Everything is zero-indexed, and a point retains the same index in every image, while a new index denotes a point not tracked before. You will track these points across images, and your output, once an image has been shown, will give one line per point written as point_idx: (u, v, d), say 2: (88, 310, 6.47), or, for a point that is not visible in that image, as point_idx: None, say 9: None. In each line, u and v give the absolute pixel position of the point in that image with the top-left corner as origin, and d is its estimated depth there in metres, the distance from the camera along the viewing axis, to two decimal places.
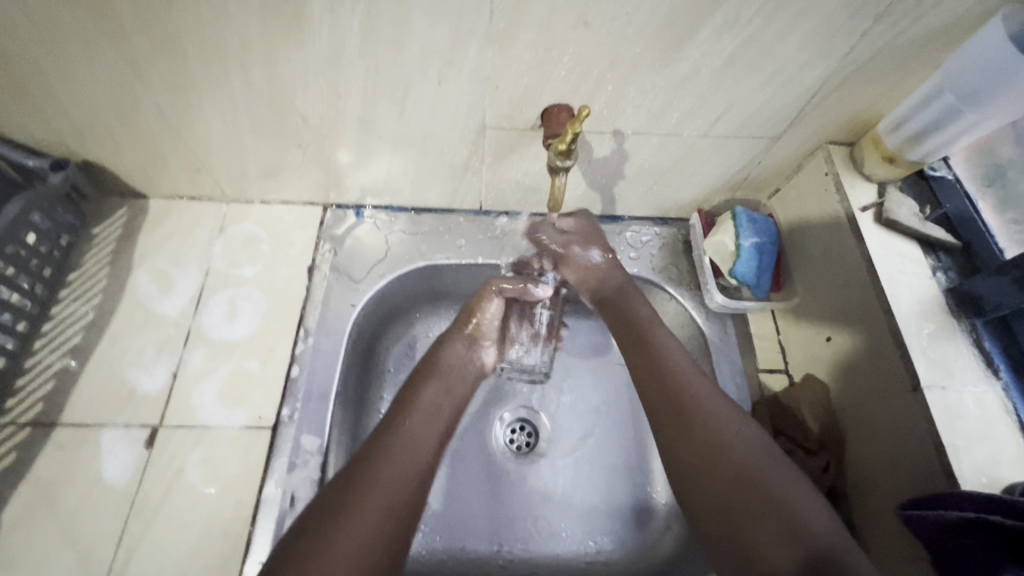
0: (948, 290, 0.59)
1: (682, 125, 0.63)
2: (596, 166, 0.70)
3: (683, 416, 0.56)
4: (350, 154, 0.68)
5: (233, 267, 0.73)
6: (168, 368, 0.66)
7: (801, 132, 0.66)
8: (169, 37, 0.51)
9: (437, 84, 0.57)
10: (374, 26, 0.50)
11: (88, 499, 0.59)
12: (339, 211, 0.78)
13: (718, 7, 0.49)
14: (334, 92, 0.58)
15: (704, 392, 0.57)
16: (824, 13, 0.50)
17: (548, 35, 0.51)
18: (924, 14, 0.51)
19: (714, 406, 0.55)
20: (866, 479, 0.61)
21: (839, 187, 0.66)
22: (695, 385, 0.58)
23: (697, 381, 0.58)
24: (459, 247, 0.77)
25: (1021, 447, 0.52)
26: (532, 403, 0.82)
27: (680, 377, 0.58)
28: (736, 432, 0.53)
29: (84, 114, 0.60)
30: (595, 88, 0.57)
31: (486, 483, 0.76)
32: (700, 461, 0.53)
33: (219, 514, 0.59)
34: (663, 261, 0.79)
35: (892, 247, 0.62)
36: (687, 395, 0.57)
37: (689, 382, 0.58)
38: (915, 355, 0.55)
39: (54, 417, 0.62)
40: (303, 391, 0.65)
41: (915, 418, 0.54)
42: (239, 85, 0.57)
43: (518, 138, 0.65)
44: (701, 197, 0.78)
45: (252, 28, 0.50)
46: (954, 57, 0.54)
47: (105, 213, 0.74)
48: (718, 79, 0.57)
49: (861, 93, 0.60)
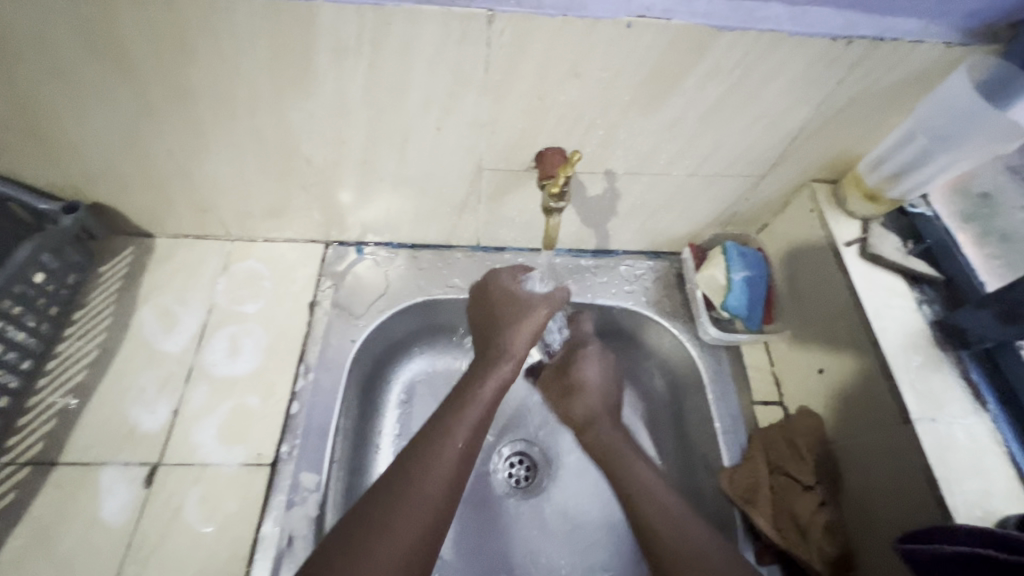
0: (934, 323, 0.61)
1: (670, 166, 0.66)
2: (590, 204, 0.73)
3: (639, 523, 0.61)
4: (352, 194, 0.70)
5: (236, 304, 0.74)
6: (170, 405, 0.66)
7: (787, 170, 0.69)
8: (182, 88, 0.54)
9: (437, 130, 0.60)
10: (376, 79, 0.53)
11: (84, 539, 0.58)
12: (341, 248, 0.80)
13: (698, 60, 0.52)
14: (339, 138, 0.61)
15: (678, 510, 0.60)
16: (800, 65, 0.53)
17: (541, 84, 0.54)
18: (895, 63, 0.54)
19: (692, 541, 0.57)
20: (864, 514, 0.61)
21: (825, 223, 0.69)
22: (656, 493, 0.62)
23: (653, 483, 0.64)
24: (451, 284, 0.79)
25: (1012, 479, 0.53)
26: (531, 436, 0.83)
27: (648, 493, 0.62)
28: (702, 537, 0.57)
29: (98, 159, 0.63)
30: (586, 132, 0.60)
31: (485, 519, 0.76)
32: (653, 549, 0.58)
33: (216, 553, 0.59)
34: (657, 293, 0.81)
35: (878, 282, 0.64)
36: (645, 502, 0.62)
37: (653, 491, 0.62)
38: (903, 388, 0.56)
39: (54, 456, 0.62)
40: (303, 428, 0.66)
41: (907, 449, 0.55)
42: (248, 133, 0.60)
43: (514, 178, 0.67)
44: (693, 232, 0.80)
45: (263, 80, 0.53)
46: (925, 104, 0.58)
47: (112, 253, 0.76)
48: (705, 122, 0.60)
49: (841, 134, 0.63)
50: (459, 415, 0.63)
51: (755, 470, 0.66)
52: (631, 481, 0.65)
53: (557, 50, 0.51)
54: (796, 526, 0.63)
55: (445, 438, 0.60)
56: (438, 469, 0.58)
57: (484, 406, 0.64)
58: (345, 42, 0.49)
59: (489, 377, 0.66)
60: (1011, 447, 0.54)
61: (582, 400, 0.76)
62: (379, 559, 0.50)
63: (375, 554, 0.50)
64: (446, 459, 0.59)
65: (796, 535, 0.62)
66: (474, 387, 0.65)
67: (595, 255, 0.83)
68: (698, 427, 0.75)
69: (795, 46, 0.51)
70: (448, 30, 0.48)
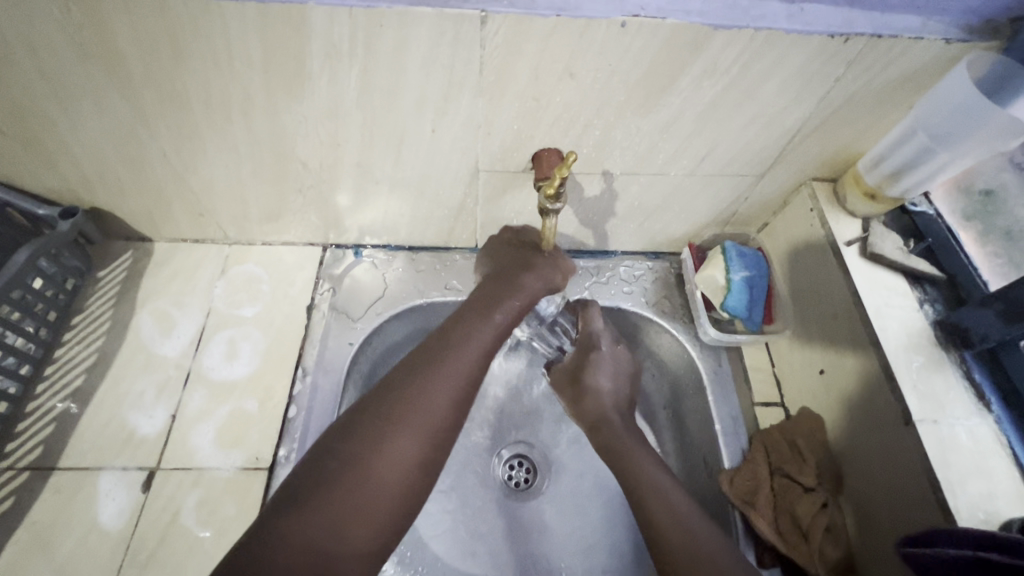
0: (936, 323, 0.60)
1: (667, 166, 0.65)
2: (588, 205, 0.72)
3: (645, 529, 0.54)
4: (349, 197, 0.70)
5: (233, 307, 0.74)
6: (168, 410, 0.66)
7: (786, 168, 0.68)
8: (176, 90, 0.54)
9: (432, 132, 0.59)
10: (370, 81, 0.53)
11: (81, 545, 0.58)
12: (338, 251, 0.80)
13: (693, 61, 0.52)
14: (334, 140, 0.60)
15: (681, 506, 0.55)
16: (796, 63, 0.52)
17: (536, 85, 0.54)
18: (893, 60, 0.53)
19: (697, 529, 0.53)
20: (867, 516, 0.60)
21: (824, 222, 0.68)
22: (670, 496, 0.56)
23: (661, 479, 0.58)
24: (449, 286, 0.78)
25: (1016, 481, 0.52)
26: (530, 438, 0.82)
27: (658, 494, 0.56)
28: (698, 528, 0.53)
29: (95, 163, 0.63)
30: (582, 133, 0.60)
31: (484, 521, 0.76)
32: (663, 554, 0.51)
33: (214, 558, 0.58)
34: (656, 294, 0.80)
35: (878, 281, 0.63)
36: (649, 496, 0.56)
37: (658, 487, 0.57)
38: (905, 389, 0.56)
39: (52, 461, 0.62)
40: (300, 431, 0.66)
41: (910, 452, 0.54)
42: (242, 135, 0.60)
43: (511, 180, 0.67)
44: (692, 232, 0.80)
45: (256, 83, 0.53)
46: (924, 103, 0.57)
47: (110, 257, 0.76)
48: (702, 122, 0.59)
49: (840, 133, 0.62)
50: (485, 318, 0.56)
51: (755, 471, 0.66)
52: (641, 480, 0.58)
53: (551, 51, 0.50)
54: (797, 529, 0.62)
55: (470, 337, 0.53)
56: (459, 369, 0.51)
57: (513, 311, 0.58)
58: (338, 43, 0.49)
59: (518, 289, 0.59)
60: (1015, 448, 0.54)
61: (591, 399, 0.68)
62: (350, 497, 0.42)
63: (346, 489, 0.43)
64: (468, 355, 0.52)
65: (798, 538, 0.61)
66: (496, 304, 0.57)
67: (593, 256, 0.83)
68: (697, 428, 0.74)
69: (791, 44, 0.50)
70: (441, 31, 0.48)
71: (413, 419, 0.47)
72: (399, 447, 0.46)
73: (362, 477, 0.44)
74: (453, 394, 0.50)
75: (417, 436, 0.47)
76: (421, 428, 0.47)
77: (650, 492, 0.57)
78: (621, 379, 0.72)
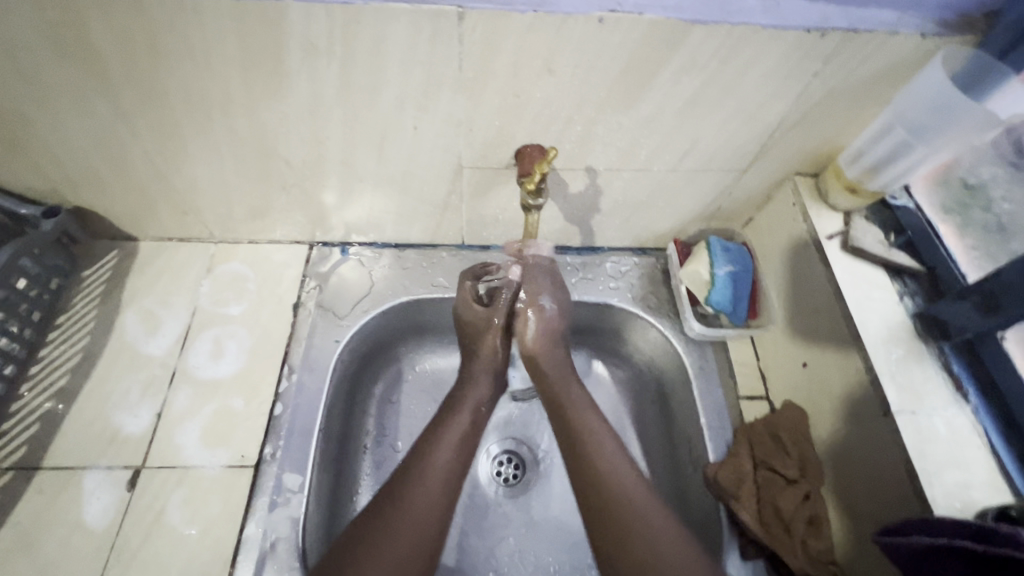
0: (915, 315, 0.61)
1: (651, 161, 0.66)
2: (572, 201, 0.72)
3: (608, 507, 0.55)
4: (334, 195, 0.70)
5: (219, 306, 0.74)
6: (153, 408, 0.66)
7: (768, 164, 0.69)
8: (154, 89, 0.54)
9: (414, 129, 0.59)
10: (350, 78, 0.53)
11: (65, 544, 0.58)
12: (325, 249, 0.80)
13: (671, 57, 0.52)
14: (316, 139, 0.61)
15: (643, 504, 0.55)
16: (774, 58, 0.53)
17: (515, 82, 0.54)
18: (870, 55, 0.53)
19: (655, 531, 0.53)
20: (848, 505, 0.61)
21: (806, 216, 0.69)
22: (625, 483, 0.56)
23: (618, 461, 0.58)
24: (437, 283, 0.79)
25: (992, 470, 0.53)
26: (518, 434, 0.82)
27: (619, 485, 0.56)
28: (667, 535, 0.53)
29: (77, 163, 0.63)
30: (564, 128, 0.60)
31: (473, 517, 0.76)
32: (617, 548, 0.53)
33: (198, 556, 0.59)
34: (643, 289, 0.80)
35: (859, 274, 0.64)
36: (606, 486, 0.56)
37: (615, 473, 0.57)
38: (884, 382, 0.56)
39: (37, 461, 0.62)
40: (286, 428, 0.66)
41: (889, 443, 0.55)
42: (224, 133, 0.59)
43: (494, 176, 0.67)
44: (678, 227, 0.80)
45: (235, 82, 0.53)
46: (902, 97, 0.58)
47: (94, 256, 0.76)
48: (683, 117, 0.59)
49: (821, 127, 0.63)
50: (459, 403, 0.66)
51: (738, 465, 0.66)
52: (597, 469, 0.58)
53: (530, 46, 0.51)
54: (780, 521, 0.62)
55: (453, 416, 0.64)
56: (448, 438, 0.62)
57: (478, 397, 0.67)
58: (315, 41, 0.49)
59: (473, 387, 0.68)
60: (992, 439, 0.54)
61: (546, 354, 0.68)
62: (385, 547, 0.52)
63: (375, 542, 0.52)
64: (456, 427, 0.63)
65: (782, 531, 0.62)
66: (457, 406, 0.66)
67: (580, 253, 0.83)
68: (683, 422, 0.75)
69: (768, 39, 0.51)
70: (418, 28, 0.48)
71: (417, 484, 0.57)
72: (410, 509, 0.55)
73: (385, 533, 0.53)
74: (447, 459, 0.60)
75: (427, 499, 0.56)
76: (427, 494, 0.56)
77: (612, 483, 0.57)
78: (546, 354, 0.67)
